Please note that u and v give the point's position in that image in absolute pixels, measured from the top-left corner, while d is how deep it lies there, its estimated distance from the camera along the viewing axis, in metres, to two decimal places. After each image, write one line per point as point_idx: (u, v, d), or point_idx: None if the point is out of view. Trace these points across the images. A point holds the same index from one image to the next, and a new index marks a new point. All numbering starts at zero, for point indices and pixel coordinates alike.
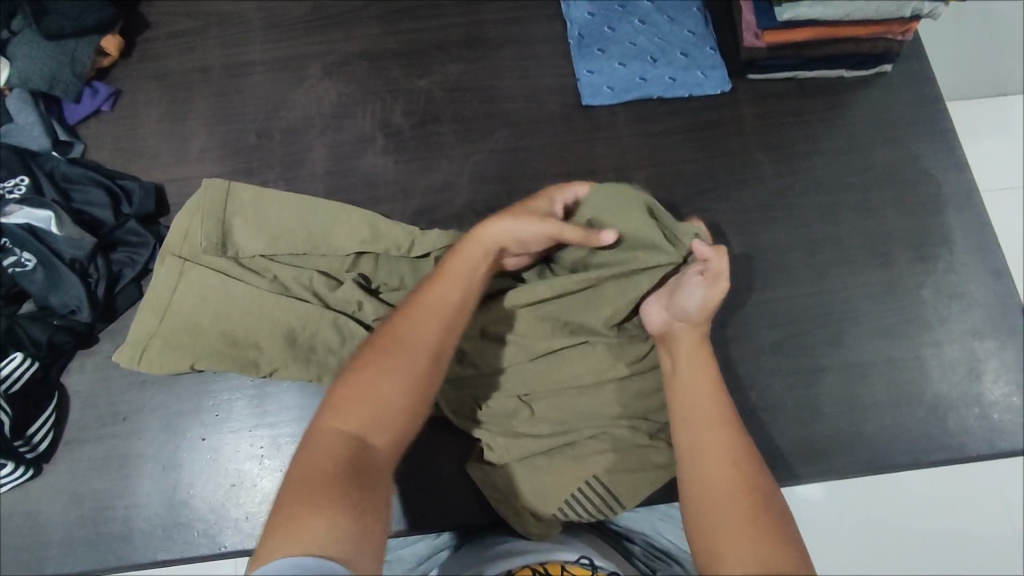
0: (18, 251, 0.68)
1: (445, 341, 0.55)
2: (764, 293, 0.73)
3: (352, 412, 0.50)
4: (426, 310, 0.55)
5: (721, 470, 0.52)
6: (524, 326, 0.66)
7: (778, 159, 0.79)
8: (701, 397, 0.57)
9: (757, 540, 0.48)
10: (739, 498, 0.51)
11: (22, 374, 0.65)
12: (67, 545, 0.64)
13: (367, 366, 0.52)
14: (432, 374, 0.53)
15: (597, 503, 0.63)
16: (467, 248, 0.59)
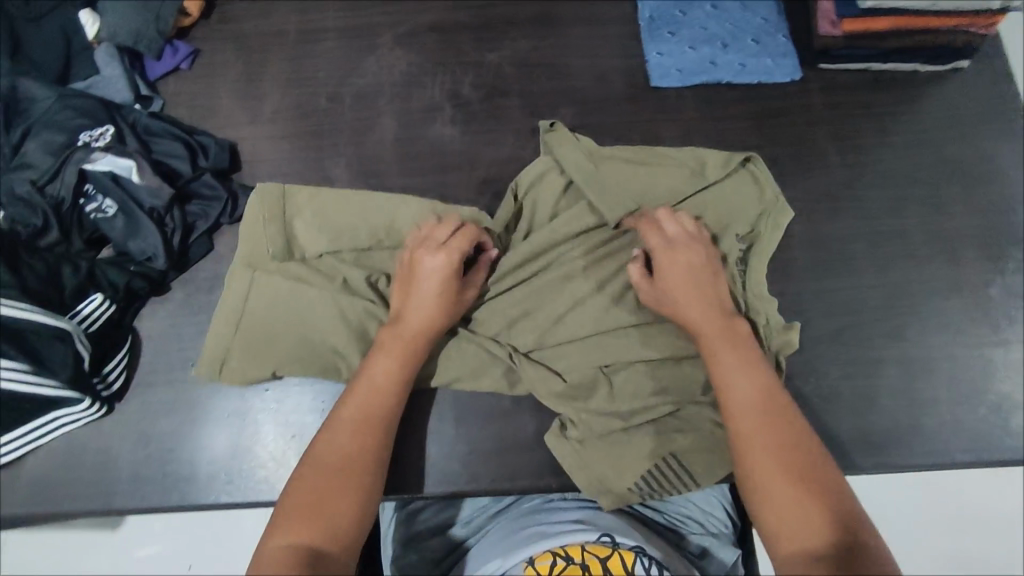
0: (100, 198, 0.70)
1: (381, 448, 0.60)
2: (826, 283, 0.73)
3: (300, 527, 0.53)
4: (357, 414, 0.60)
5: (770, 455, 0.55)
6: (603, 298, 0.69)
7: (846, 150, 0.78)
8: (743, 376, 0.60)
9: (808, 511, 0.52)
10: (792, 482, 0.53)
11: (100, 315, 0.67)
12: (135, 483, 0.66)
13: (312, 477, 0.56)
14: (374, 475, 0.58)
15: (673, 480, 0.65)
16: (393, 347, 0.63)
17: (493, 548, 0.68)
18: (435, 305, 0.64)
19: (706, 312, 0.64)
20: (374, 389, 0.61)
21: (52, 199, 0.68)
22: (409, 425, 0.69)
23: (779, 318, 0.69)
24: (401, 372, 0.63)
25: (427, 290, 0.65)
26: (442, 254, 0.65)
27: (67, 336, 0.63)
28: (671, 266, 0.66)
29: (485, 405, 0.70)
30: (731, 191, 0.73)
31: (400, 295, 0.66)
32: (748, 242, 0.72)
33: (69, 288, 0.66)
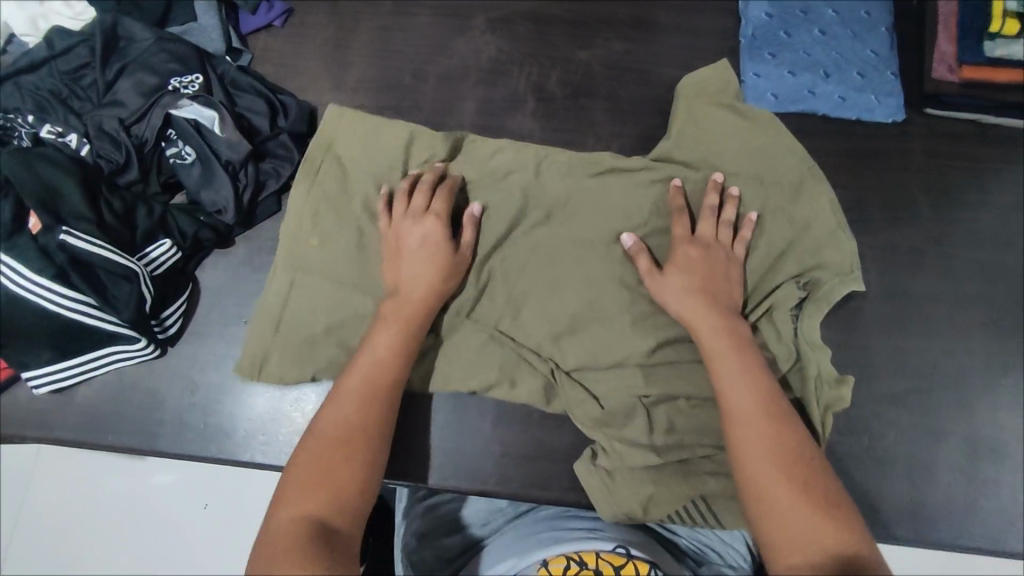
0: (180, 144, 0.71)
1: (383, 419, 0.58)
2: (897, 340, 0.70)
3: (306, 500, 0.52)
4: (362, 381, 0.59)
5: (770, 474, 0.53)
6: (658, 327, 0.67)
7: (941, 204, 0.74)
8: (743, 395, 0.58)
9: (814, 528, 0.50)
10: (801, 501, 0.51)
11: (166, 260, 0.68)
12: (178, 428, 0.67)
13: (314, 449, 0.55)
14: (379, 443, 0.57)
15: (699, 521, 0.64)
16: (391, 315, 0.62)
17: (507, 546, 0.65)
18: (431, 236, 0.65)
19: (712, 309, 0.63)
20: (375, 360, 0.60)
21: (136, 139, 0.70)
22: (447, 418, 0.69)
23: (831, 370, 0.65)
24: (402, 339, 0.62)
25: (421, 226, 0.65)
26: (436, 198, 0.67)
27: (134, 277, 0.64)
28: (681, 263, 0.65)
29: (523, 408, 0.69)
30: (805, 233, 0.69)
31: (394, 230, 0.66)
32: (808, 290, 0.69)
33: (141, 230, 0.67)
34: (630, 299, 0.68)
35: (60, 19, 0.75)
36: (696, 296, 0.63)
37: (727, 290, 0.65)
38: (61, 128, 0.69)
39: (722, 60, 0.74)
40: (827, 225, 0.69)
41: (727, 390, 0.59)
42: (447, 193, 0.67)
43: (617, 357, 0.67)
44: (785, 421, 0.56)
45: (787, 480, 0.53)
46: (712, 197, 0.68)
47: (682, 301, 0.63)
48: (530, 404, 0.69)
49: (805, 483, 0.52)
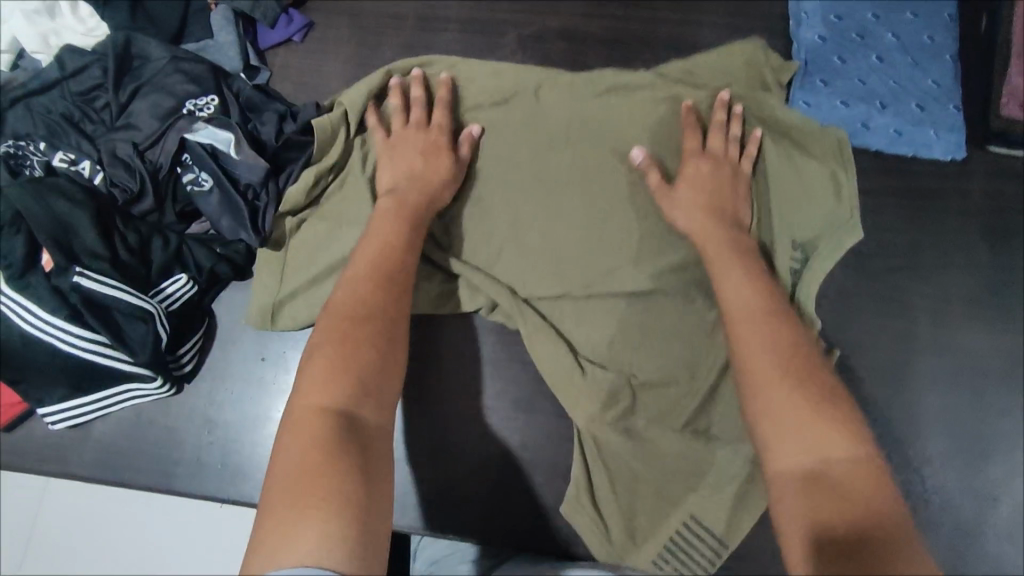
0: (196, 170, 0.68)
1: (396, 306, 0.56)
2: (946, 395, 0.66)
3: (330, 382, 0.49)
4: (368, 272, 0.58)
5: (780, 374, 0.51)
6: (693, 380, 0.64)
7: (1000, 250, 0.69)
8: (747, 302, 0.57)
9: (820, 422, 0.47)
10: (822, 399, 0.49)
11: (183, 294, 0.66)
12: (195, 467, 0.66)
13: (326, 335, 0.52)
14: (395, 328, 0.55)
15: (692, 554, 0.62)
16: (393, 215, 0.62)
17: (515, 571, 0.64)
18: (433, 155, 0.67)
19: (713, 223, 0.63)
20: (382, 253, 0.59)
21: (151, 164, 0.67)
22: (469, 466, 0.66)
23: (821, 347, 0.65)
24: (406, 236, 0.61)
25: (423, 141, 0.67)
26: (439, 120, 0.69)
27: (151, 318, 0.62)
28: (687, 179, 0.66)
29: (548, 459, 0.66)
30: (807, 190, 0.70)
31: (399, 146, 0.67)
32: (805, 252, 0.69)
33: (157, 264, 0.65)
34: (658, 350, 0.65)
35: (72, 36, 0.72)
36: (702, 207, 0.64)
37: (731, 212, 0.65)
38: (73, 155, 0.67)
39: (756, 39, 0.73)
40: (837, 178, 0.69)
41: (733, 295, 0.58)
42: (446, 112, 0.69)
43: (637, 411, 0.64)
44: (787, 325, 0.55)
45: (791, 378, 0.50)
46: (718, 116, 0.68)
47: (685, 215, 0.64)
48: (555, 453, 0.66)
49: (811, 385, 0.50)
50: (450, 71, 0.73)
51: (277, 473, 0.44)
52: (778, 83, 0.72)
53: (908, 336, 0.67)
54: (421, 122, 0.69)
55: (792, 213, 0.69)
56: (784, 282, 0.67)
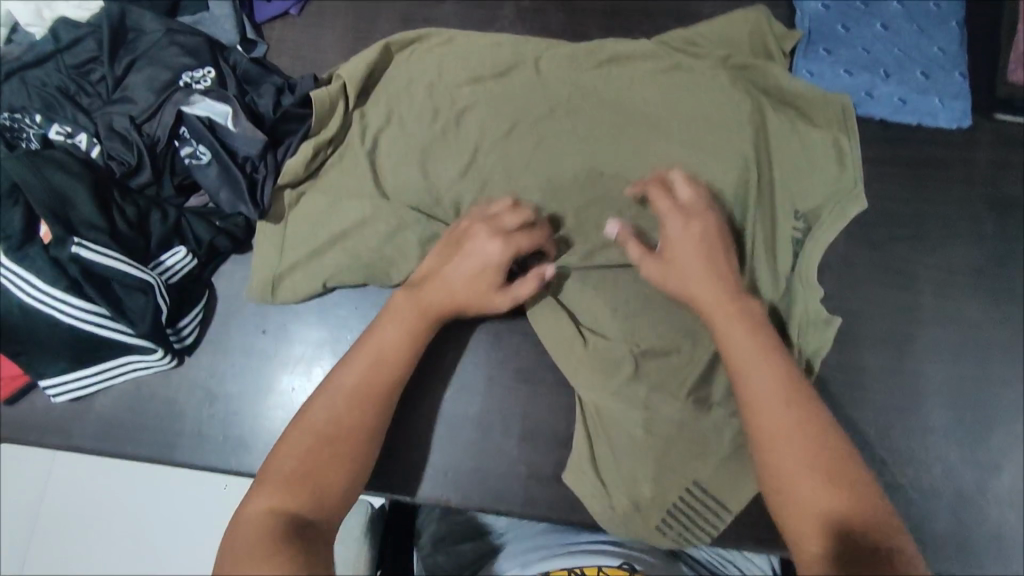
0: (194, 143, 0.68)
1: (380, 414, 0.56)
2: (949, 366, 0.65)
3: (285, 491, 0.50)
4: (361, 369, 0.57)
5: (792, 454, 0.50)
6: (693, 350, 0.64)
7: (1007, 219, 0.68)
8: (760, 370, 0.54)
9: (832, 502, 0.48)
10: (831, 480, 0.49)
11: (183, 267, 0.66)
12: (196, 439, 0.66)
13: (297, 436, 0.53)
14: (371, 442, 0.55)
15: (695, 519, 0.62)
16: (408, 302, 0.60)
17: (518, 554, 0.68)
18: (484, 268, 0.60)
19: (711, 291, 0.59)
20: (384, 345, 0.58)
21: (148, 138, 0.66)
22: (469, 436, 0.66)
23: (819, 310, 0.65)
24: (410, 332, 0.59)
25: (475, 246, 0.61)
26: (496, 249, 0.60)
27: (150, 290, 0.62)
28: (676, 243, 0.61)
29: (548, 429, 0.66)
30: (808, 161, 0.69)
31: (437, 263, 0.62)
32: (807, 221, 0.68)
33: (156, 236, 0.65)
34: (658, 319, 0.64)
35: (66, 8, 0.71)
36: (693, 275, 0.59)
37: (731, 267, 0.61)
38: (69, 129, 0.66)
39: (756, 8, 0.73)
40: (840, 147, 0.69)
41: (747, 369, 0.54)
42: (509, 231, 0.61)
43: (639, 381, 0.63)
44: (801, 395, 0.53)
45: (807, 454, 0.50)
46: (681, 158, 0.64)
47: (676, 284, 0.60)
48: (555, 422, 0.66)
49: (825, 464, 0.49)
50: (445, 45, 0.74)
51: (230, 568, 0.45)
52: (781, 51, 0.72)
53: (912, 307, 0.66)
54: (467, 246, 0.61)
55: (794, 183, 0.69)
56: (785, 252, 0.67)
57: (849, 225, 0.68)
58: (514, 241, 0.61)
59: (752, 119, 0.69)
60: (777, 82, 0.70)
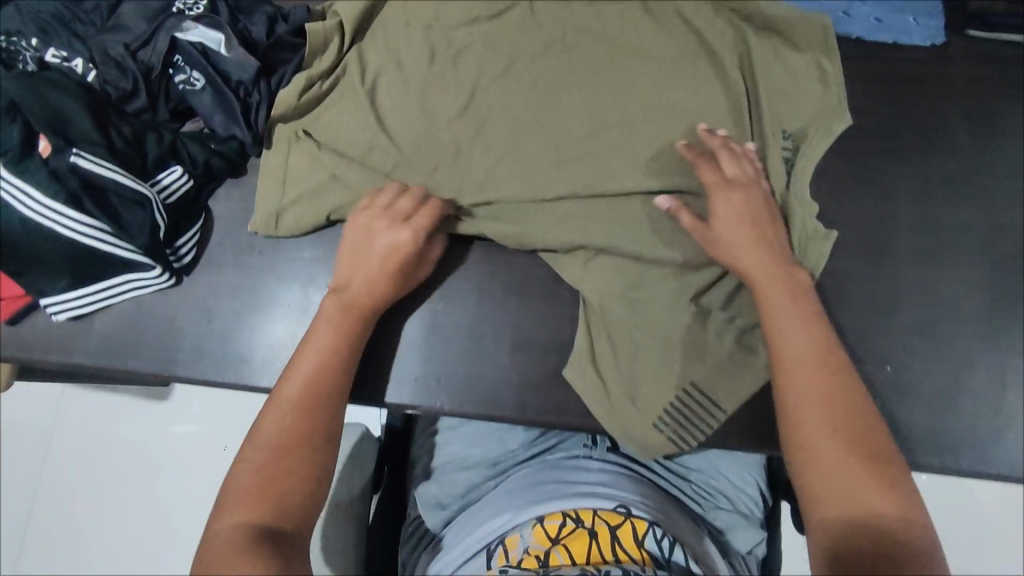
0: (188, 70, 0.69)
1: (329, 416, 0.59)
2: (925, 269, 0.68)
3: (247, 505, 0.53)
4: (304, 379, 0.59)
5: (831, 434, 0.53)
6: (678, 259, 0.66)
7: (981, 131, 0.71)
8: (812, 354, 0.57)
9: (864, 485, 0.51)
10: (861, 463, 0.52)
11: (180, 187, 0.67)
12: (196, 354, 0.68)
13: (254, 451, 0.56)
14: (323, 443, 0.57)
15: (693, 417, 0.65)
16: (336, 311, 0.62)
17: (511, 498, 0.70)
18: (392, 263, 0.64)
19: (757, 262, 0.62)
20: (319, 356, 0.60)
21: (143, 64, 0.68)
22: (460, 347, 0.68)
23: (817, 227, 0.67)
24: (343, 339, 0.62)
25: (380, 250, 0.64)
26: (399, 243, 0.64)
27: (147, 202, 0.64)
28: (725, 211, 0.64)
29: (539, 337, 0.68)
30: (792, 83, 0.71)
31: (350, 265, 0.65)
32: (795, 141, 0.70)
33: (152, 156, 0.67)
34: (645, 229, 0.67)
35: None
36: (744, 244, 0.62)
37: (780, 243, 0.64)
38: (65, 52, 0.67)
39: None
40: (823, 68, 0.71)
41: (795, 354, 0.57)
42: (411, 224, 0.65)
43: (628, 288, 0.67)
44: (848, 381, 0.56)
45: (840, 437, 0.53)
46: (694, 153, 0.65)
47: (729, 251, 0.63)
48: (545, 330, 0.69)
49: (858, 447, 0.53)
50: None
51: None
52: None
53: (889, 215, 0.69)
54: (374, 243, 0.64)
55: (783, 106, 0.70)
56: (779, 171, 0.68)
57: (835, 143, 0.70)
58: (412, 229, 0.64)
59: (735, 40, 0.72)
60: (759, 7, 0.73)
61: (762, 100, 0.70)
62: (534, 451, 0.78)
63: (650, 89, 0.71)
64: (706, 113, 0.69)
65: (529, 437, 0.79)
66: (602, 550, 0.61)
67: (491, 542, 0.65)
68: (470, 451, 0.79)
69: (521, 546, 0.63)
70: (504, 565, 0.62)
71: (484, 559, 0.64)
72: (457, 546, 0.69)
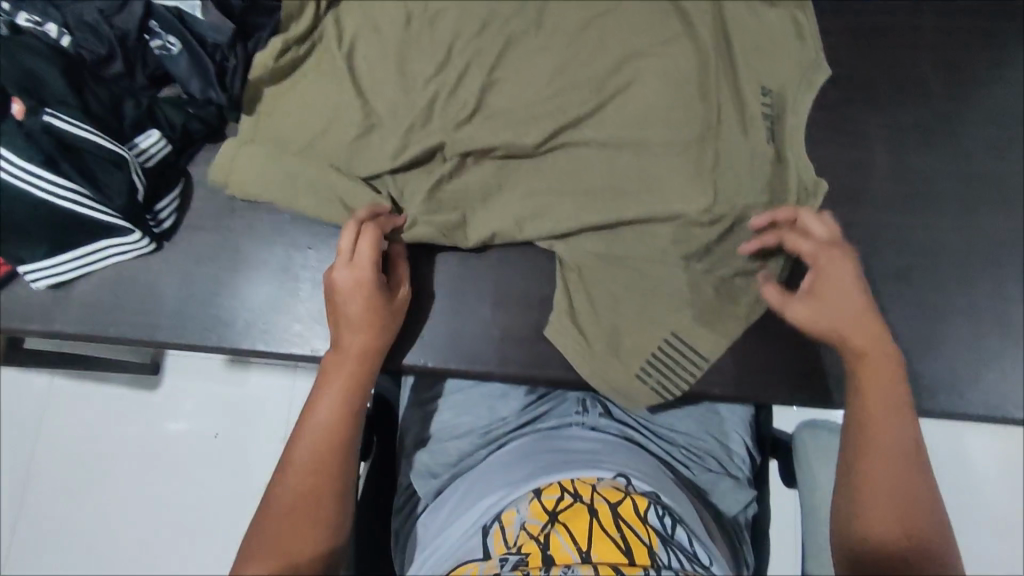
0: (164, 35, 0.68)
1: (341, 471, 0.62)
2: (902, 216, 0.68)
3: (263, 562, 0.58)
4: (318, 435, 0.62)
5: (887, 480, 0.59)
6: (660, 211, 0.66)
7: (952, 80, 0.72)
8: (884, 402, 0.61)
9: (895, 528, 0.58)
10: (899, 511, 0.59)
11: (158, 152, 0.67)
12: (178, 319, 0.68)
13: (273, 504, 0.60)
14: (336, 499, 0.61)
15: (674, 367, 0.65)
16: (340, 362, 0.63)
17: (506, 472, 0.70)
18: (360, 308, 0.63)
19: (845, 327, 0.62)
20: (327, 414, 0.62)
21: (119, 30, 0.67)
22: (439, 306, 0.68)
23: (798, 181, 0.68)
24: (349, 394, 0.63)
25: (344, 298, 0.63)
26: (357, 285, 0.63)
27: (124, 165, 0.64)
28: (829, 270, 0.63)
29: (520, 291, 0.69)
30: (770, 37, 0.71)
31: (330, 319, 0.64)
32: (776, 95, 0.70)
33: (129, 119, 0.66)
34: (625, 184, 0.67)
35: None
36: (833, 312, 0.62)
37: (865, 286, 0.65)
38: (38, 18, 0.66)
39: None
40: (798, 21, 0.72)
41: (869, 400, 0.61)
42: (364, 262, 0.63)
43: (609, 242, 0.67)
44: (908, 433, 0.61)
45: (890, 485, 0.59)
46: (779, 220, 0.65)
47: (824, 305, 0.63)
48: (527, 287, 0.69)
49: (902, 497, 0.59)
50: None
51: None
52: None
53: (865, 164, 0.70)
54: (336, 292, 0.63)
55: (763, 61, 0.70)
56: (757, 126, 0.69)
57: (815, 96, 0.71)
58: (365, 267, 0.62)
59: None
60: None
61: (738, 56, 0.70)
62: (525, 420, 0.77)
63: (627, 44, 0.70)
64: (683, 63, 0.69)
65: (520, 406, 0.78)
66: (605, 527, 0.60)
67: (487, 520, 0.65)
68: (460, 420, 0.78)
69: (518, 522, 0.62)
70: (504, 551, 0.61)
71: (482, 539, 0.64)
72: (454, 524, 0.68)
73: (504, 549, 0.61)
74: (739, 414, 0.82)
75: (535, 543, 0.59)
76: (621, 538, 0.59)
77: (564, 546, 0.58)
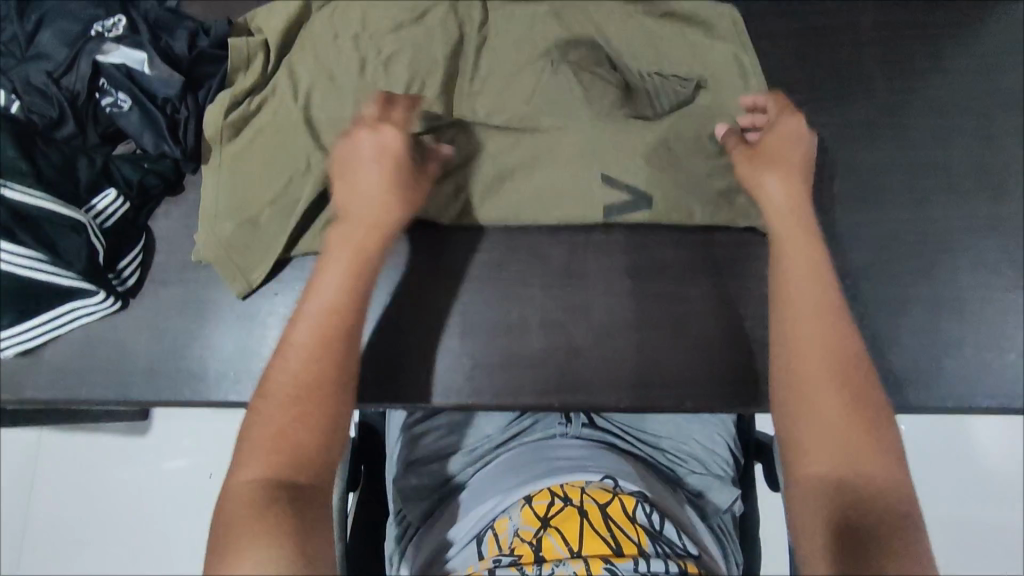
0: (114, 92, 0.67)
1: (351, 350, 0.58)
2: (858, 215, 0.69)
3: (268, 459, 0.52)
4: (319, 311, 0.58)
5: (827, 392, 0.54)
6: None
7: (893, 75, 0.73)
8: (808, 305, 0.58)
9: (847, 437, 0.53)
10: (853, 418, 0.53)
11: (116, 211, 0.67)
12: (150, 375, 0.68)
13: (273, 404, 0.55)
14: (346, 372, 0.57)
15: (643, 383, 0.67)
16: (343, 245, 0.62)
17: (498, 484, 0.69)
18: (383, 188, 0.63)
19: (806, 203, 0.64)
20: (331, 294, 0.59)
21: (67, 91, 0.66)
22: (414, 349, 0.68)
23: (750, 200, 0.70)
24: (351, 274, 0.61)
25: (375, 180, 0.63)
26: (388, 157, 0.63)
27: (82, 228, 0.64)
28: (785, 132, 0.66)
29: (489, 318, 0.69)
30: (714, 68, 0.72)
31: (341, 202, 0.64)
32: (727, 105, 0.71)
33: (85, 181, 0.66)
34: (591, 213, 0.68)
35: None
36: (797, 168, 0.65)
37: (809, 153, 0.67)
38: None
39: None
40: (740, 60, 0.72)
41: (797, 309, 0.59)
42: (391, 145, 0.63)
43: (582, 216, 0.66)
44: (846, 331, 0.58)
45: (840, 387, 0.55)
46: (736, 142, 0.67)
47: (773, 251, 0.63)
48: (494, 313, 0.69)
49: (855, 397, 0.54)
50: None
51: (225, 544, 0.48)
52: None
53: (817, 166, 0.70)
54: (358, 170, 0.63)
55: (708, 88, 0.71)
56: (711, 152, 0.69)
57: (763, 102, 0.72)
58: (387, 148, 0.63)
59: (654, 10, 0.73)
60: None
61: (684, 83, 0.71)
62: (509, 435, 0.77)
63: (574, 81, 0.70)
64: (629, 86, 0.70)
65: (505, 422, 0.78)
66: (594, 526, 0.59)
67: (481, 528, 0.64)
68: (447, 440, 0.78)
69: (511, 528, 0.62)
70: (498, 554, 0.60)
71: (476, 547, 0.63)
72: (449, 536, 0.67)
73: (498, 552, 0.60)
74: (722, 418, 0.82)
75: (528, 545, 0.59)
76: (611, 536, 0.59)
77: (557, 546, 0.58)
